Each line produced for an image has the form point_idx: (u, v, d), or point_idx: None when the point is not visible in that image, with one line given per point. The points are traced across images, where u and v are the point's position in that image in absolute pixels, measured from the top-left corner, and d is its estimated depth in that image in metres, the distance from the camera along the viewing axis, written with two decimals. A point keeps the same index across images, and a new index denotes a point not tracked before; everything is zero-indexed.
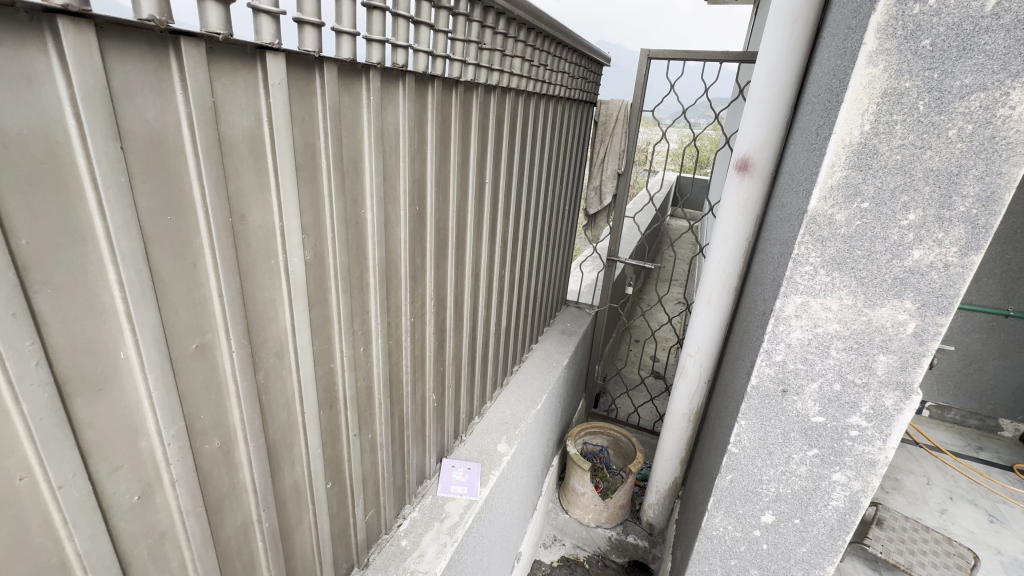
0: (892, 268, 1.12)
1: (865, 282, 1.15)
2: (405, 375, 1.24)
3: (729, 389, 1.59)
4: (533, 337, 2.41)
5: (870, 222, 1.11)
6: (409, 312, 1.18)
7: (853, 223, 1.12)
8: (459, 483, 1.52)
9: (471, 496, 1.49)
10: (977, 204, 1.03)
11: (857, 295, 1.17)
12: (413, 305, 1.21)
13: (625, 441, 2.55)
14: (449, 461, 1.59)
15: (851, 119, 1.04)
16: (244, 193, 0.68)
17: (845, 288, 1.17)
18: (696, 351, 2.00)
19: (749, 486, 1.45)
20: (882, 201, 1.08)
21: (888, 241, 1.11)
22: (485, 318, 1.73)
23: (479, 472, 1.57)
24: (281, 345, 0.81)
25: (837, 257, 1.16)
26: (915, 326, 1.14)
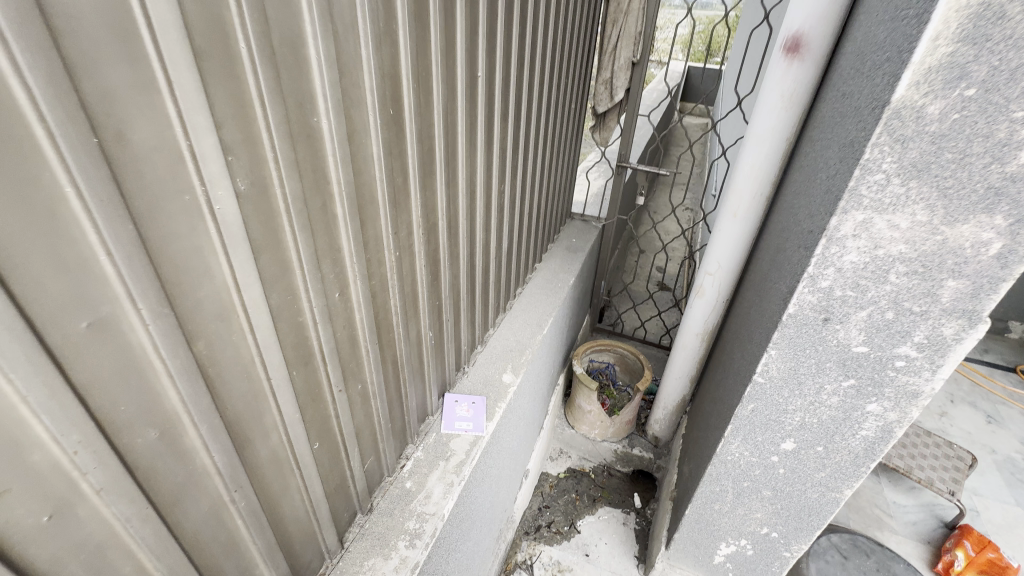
0: (988, 175, 0.90)
1: (949, 193, 0.94)
2: (395, 316, 1.08)
3: (755, 314, 1.44)
4: (537, 256, 2.22)
5: (972, 115, 0.86)
6: (393, 246, 0.98)
7: (948, 117, 0.88)
8: (464, 419, 1.44)
9: (477, 432, 1.41)
10: None
11: (935, 210, 0.96)
12: (397, 237, 1.00)
13: (632, 358, 2.48)
14: (452, 395, 1.49)
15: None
16: (114, 98, 0.45)
17: (921, 201, 0.96)
18: (717, 270, 1.83)
19: (772, 415, 1.36)
20: (996, 86, 0.83)
21: (991, 140, 0.87)
22: (484, 243, 1.53)
23: (484, 406, 1.49)
24: (223, 305, 0.63)
25: (919, 162, 0.93)
26: (1002, 246, 0.94)
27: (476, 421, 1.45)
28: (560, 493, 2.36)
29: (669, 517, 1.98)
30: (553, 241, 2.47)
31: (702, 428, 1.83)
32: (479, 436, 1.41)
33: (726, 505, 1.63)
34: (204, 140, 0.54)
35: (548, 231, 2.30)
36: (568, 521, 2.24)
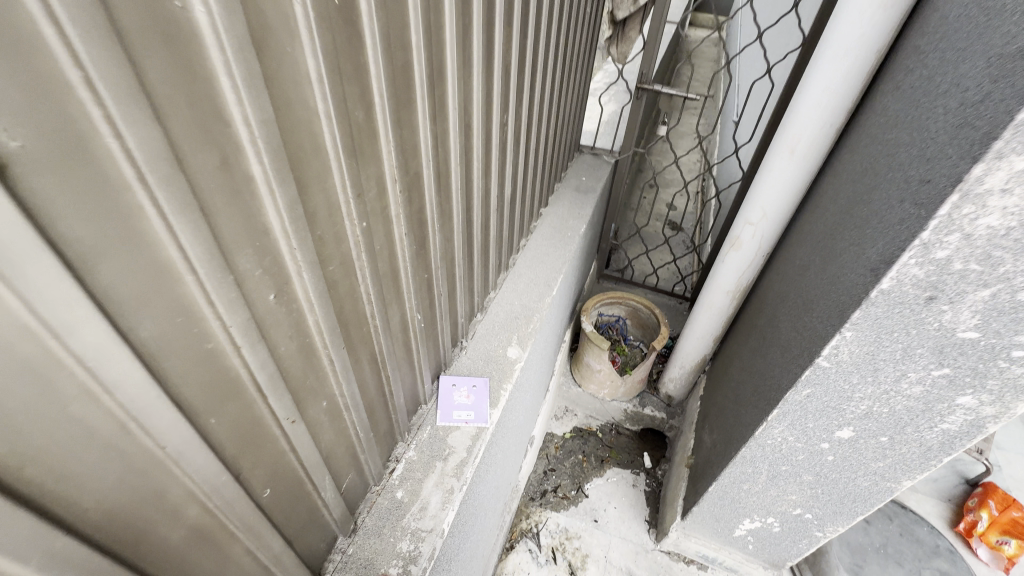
0: None
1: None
2: (369, 305, 0.80)
3: (820, 280, 1.17)
4: (542, 200, 1.90)
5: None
6: (357, 213, 0.68)
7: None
8: (464, 407, 1.20)
9: (480, 423, 1.18)
10: None
11: None
12: (364, 199, 0.70)
13: (645, 312, 2.24)
14: (448, 379, 1.25)
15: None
16: None
17: None
18: (761, 219, 1.53)
19: (830, 402, 1.14)
20: None
21: None
22: (484, 192, 1.21)
23: (487, 390, 1.26)
24: (29, 364, 0.35)
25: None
26: None
27: (478, 410, 1.21)
28: (567, 455, 2.23)
29: (685, 486, 1.85)
30: (560, 180, 2.13)
31: (730, 398, 1.63)
32: (482, 427, 1.19)
33: (756, 485, 1.47)
34: None
35: (555, 168, 1.96)
36: (575, 485, 2.11)
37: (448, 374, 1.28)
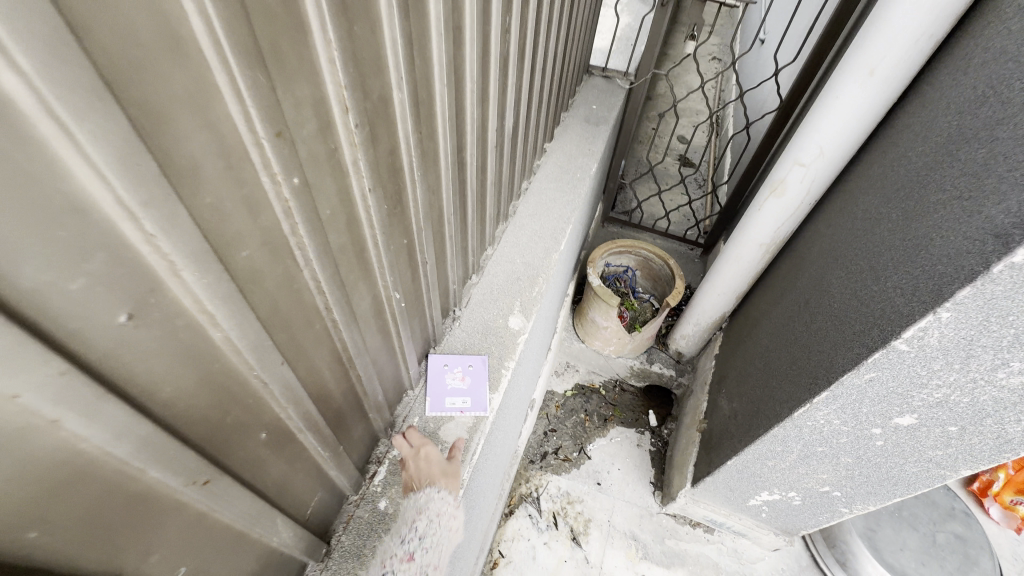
0: None
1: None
2: (322, 296, 0.56)
3: (903, 242, 0.94)
4: (547, 134, 1.60)
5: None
6: (284, 166, 0.42)
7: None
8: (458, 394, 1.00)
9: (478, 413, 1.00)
10: None
11: None
12: (296, 142, 0.44)
13: (658, 263, 2.02)
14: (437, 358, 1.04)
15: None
16: None
17: None
18: (815, 159, 1.26)
19: (896, 389, 0.96)
20: None
21: None
22: (480, 125, 0.92)
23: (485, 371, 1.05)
24: None
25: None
26: None
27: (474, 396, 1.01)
28: (568, 414, 2.09)
29: (696, 452, 1.73)
30: (567, 109, 1.81)
31: (756, 366, 1.45)
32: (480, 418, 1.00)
33: (783, 463, 1.33)
34: None
35: (563, 94, 1.63)
36: (577, 446, 2.00)
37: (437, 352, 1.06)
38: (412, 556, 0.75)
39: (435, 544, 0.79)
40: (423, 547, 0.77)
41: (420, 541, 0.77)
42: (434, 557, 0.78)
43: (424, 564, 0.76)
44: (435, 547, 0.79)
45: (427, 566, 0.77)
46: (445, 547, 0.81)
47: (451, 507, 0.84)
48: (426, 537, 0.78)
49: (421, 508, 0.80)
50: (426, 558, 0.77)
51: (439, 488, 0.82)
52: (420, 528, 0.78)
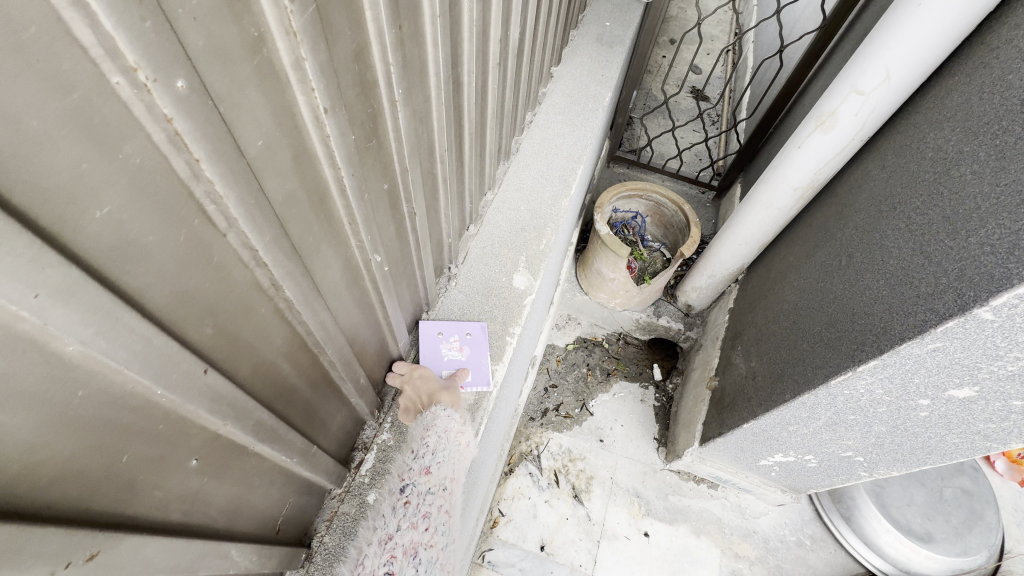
0: None
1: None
2: (265, 273, 0.39)
3: (992, 187, 0.78)
4: (554, 57, 1.36)
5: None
6: (162, 64, 0.24)
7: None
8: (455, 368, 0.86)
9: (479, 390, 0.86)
10: None
11: None
12: (184, 24, 0.25)
13: (671, 209, 1.84)
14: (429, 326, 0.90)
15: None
16: None
17: None
18: (879, 86, 1.07)
19: (962, 361, 0.83)
20: None
21: None
22: (480, 34, 0.71)
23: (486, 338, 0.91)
24: None
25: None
26: None
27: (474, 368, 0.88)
28: (569, 369, 1.99)
29: (706, 411, 1.64)
30: (576, 27, 1.55)
31: (782, 325, 1.33)
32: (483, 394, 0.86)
33: (806, 428, 1.23)
34: None
35: (574, 6, 1.37)
36: (579, 402, 1.91)
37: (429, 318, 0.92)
38: (429, 469, 0.70)
39: (452, 458, 0.73)
40: (439, 462, 0.71)
41: (435, 456, 0.71)
42: (452, 470, 0.73)
43: (443, 478, 0.71)
44: (452, 461, 0.73)
45: (445, 480, 0.71)
46: (462, 462, 0.76)
47: (462, 423, 0.77)
48: (442, 452, 0.72)
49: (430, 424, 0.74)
50: (444, 472, 0.71)
51: (442, 403, 0.76)
52: (433, 443, 0.72)
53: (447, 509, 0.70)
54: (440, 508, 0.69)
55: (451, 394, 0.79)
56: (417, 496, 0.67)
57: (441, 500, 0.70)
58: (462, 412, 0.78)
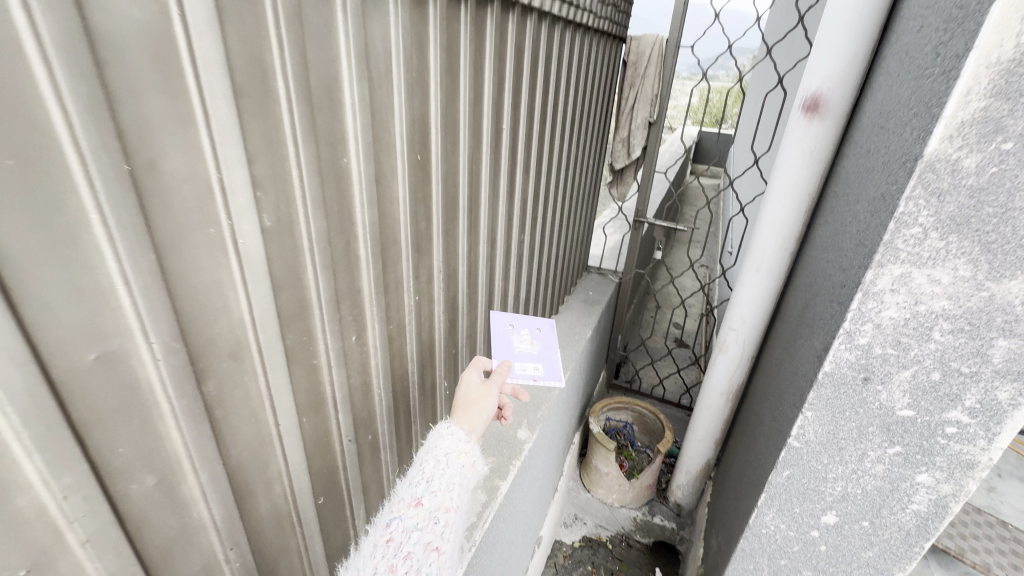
0: None
1: (992, 244, 0.90)
2: (411, 364, 1.03)
3: (786, 372, 1.38)
4: (553, 309, 2.22)
5: (1011, 167, 0.84)
6: (412, 289, 0.96)
7: (985, 170, 0.86)
8: (530, 358, 1.25)
9: (547, 377, 1.23)
10: None
11: (979, 265, 0.92)
12: (418, 280, 0.99)
13: (651, 418, 2.39)
14: (507, 319, 1.31)
15: (1002, 25, 0.76)
16: (149, 128, 0.45)
17: (963, 255, 0.92)
18: (741, 324, 1.77)
19: (810, 484, 1.26)
20: None
21: None
22: (504, 291, 1.51)
23: (551, 336, 1.35)
24: (239, 344, 0.60)
25: (959, 215, 0.90)
26: None
27: (543, 361, 1.27)
28: (575, 565, 2.18)
29: None
30: (570, 294, 2.46)
31: (730, 496, 1.70)
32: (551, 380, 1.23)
33: None
34: (240, 192, 0.55)
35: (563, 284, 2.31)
36: None
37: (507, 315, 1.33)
38: (420, 501, 0.75)
39: (446, 490, 0.77)
40: (430, 494, 0.75)
41: (427, 487, 0.76)
42: (445, 500, 0.76)
43: (433, 512, 0.75)
44: (446, 492, 0.77)
45: (437, 514, 0.75)
46: (460, 489, 0.79)
47: (465, 443, 0.84)
48: (435, 483, 0.77)
49: (428, 452, 0.81)
50: (435, 506, 0.75)
51: (447, 423, 0.86)
52: (428, 473, 0.78)
53: (436, 545, 0.73)
54: (427, 545, 0.72)
55: (465, 413, 0.92)
56: (401, 532, 0.71)
57: (430, 536, 0.73)
58: (465, 433, 0.85)
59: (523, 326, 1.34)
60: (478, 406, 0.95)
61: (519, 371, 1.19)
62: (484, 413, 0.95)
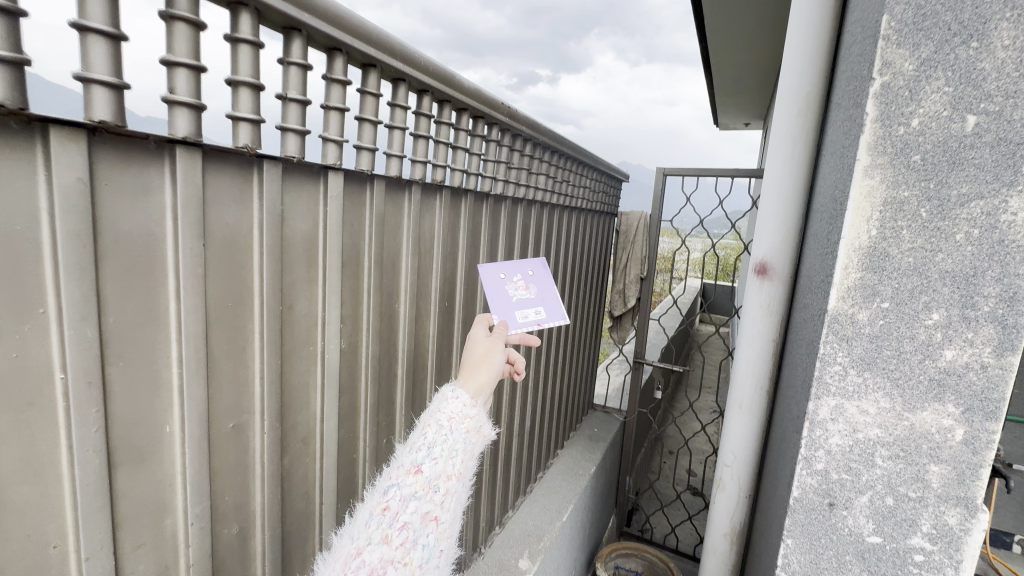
0: (925, 369, 0.92)
1: (900, 379, 0.94)
2: None
3: (771, 503, 1.48)
4: (557, 443, 2.40)
5: (895, 319, 0.92)
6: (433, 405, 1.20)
7: (876, 322, 0.93)
8: (529, 302, 1.07)
9: (553, 320, 1.07)
10: (1003, 303, 0.85)
11: (894, 398, 0.95)
12: None
13: (661, 567, 2.32)
14: (497, 268, 1.06)
15: (856, 220, 0.92)
16: (294, 285, 0.76)
17: (879, 390, 0.96)
18: (734, 460, 1.80)
19: None
20: (903, 301, 0.91)
21: (917, 341, 0.91)
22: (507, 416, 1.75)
23: (547, 276, 1.14)
24: (310, 431, 0.84)
25: (868, 354, 0.95)
26: (964, 432, 0.91)
27: (543, 304, 1.10)
28: None
29: None
30: (575, 430, 2.63)
31: None
32: (556, 322, 1.08)
33: None
34: (333, 324, 0.84)
35: (567, 420, 2.52)
36: None
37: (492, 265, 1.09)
38: (419, 468, 0.60)
39: (449, 456, 0.62)
40: (431, 460, 0.61)
41: (428, 453, 0.61)
42: (449, 468, 0.61)
43: (434, 480, 0.60)
44: (449, 459, 0.62)
45: (438, 482, 0.60)
46: (466, 455, 0.64)
47: (472, 406, 0.68)
48: (437, 449, 0.62)
49: (431, 414, 0.65)
50: (436, 474, 0.60)
51: (453, 384, 0.70)
52: (430, 437, 0.63)
53: (437, 516, 0.59)
54: (424, 516, 0.58)
55: (472, 372, 0.76)
56: (399, 501, 0.58)
57: (429, 506, 0.59)
58: (472, 397, 0.69)
59: (514, 272, 1.10)
60: (485, 364, 0.79)
61: (521, 321, 1.03)
62: (493, 370, 0.79)
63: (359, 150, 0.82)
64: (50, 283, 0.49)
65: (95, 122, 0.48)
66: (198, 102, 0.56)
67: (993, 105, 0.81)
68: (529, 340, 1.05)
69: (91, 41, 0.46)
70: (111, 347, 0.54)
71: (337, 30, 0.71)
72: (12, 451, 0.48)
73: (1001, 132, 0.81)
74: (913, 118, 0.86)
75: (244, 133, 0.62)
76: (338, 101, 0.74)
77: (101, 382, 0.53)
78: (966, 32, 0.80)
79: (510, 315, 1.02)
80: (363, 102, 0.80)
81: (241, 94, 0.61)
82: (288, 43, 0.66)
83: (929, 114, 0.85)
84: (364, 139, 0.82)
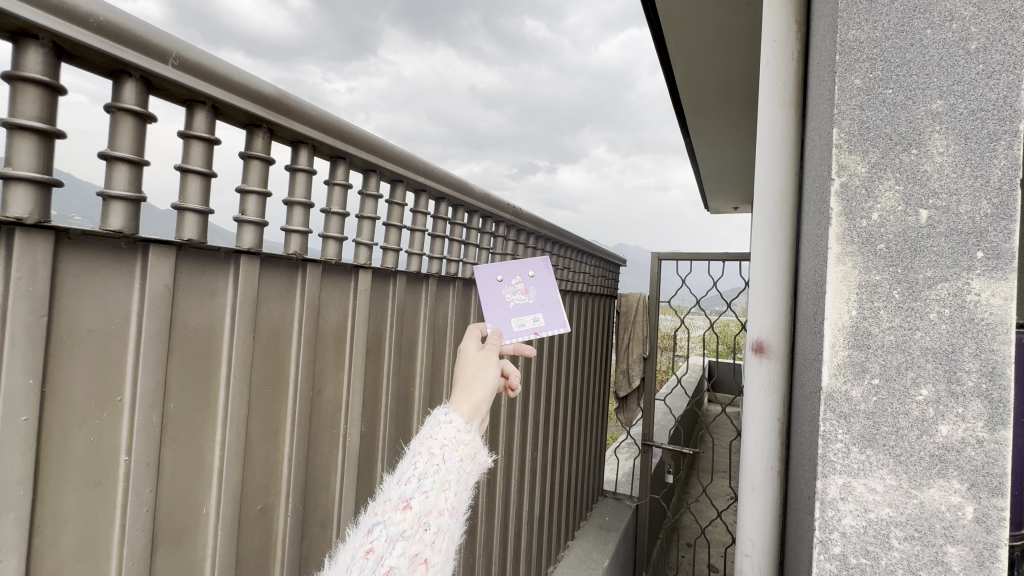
0: (923, 446, 0.80)
1: (903, 456, 0.81)
2: None
3: None
4: (567, 533, 2.30)
5: (887, 398, 0.82)
6: None
7: (871, 398, 0.83)
8: (526, 309, 1.09)
9: (550, 328, 1.08)
10: (984, 378, 0.76)
11: (900, 474, 0.81)
12: None
13: None
14: (495, 271, 1.10)
15: (834, 303, 0.85)
16: (324, 372, 0.84)
17: (886, 468, 0.82)
18: (752, 551, 1.49)
19: None
20: (893, 378, 0.81)
21: (912, 418, 0.80)
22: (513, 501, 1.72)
23: (548, 276, 1.14)
24: (328, 514, 0.87)
25: (868, 432, 0.83)
26: (974, 510, 0.77)
27: (542, 309, 1.11)
28: None
29: None
30: (584, 518, 2.53)
31: None
32: (555, 330, 1.09)
33: None
34: (354, 407, 0.90)
35: (577, 508, 2.44)
36: None
37: (491, 266, 1.13)
38: (408, 503, 0.62)
39: (440, 490, 0.65)
40: (421, 495, 0.63)
41: (418, 486, 0.64)
42: (439, 503, 0.64)
43: (424, 517, 0.62)
44: (440, 493, 0.65)
45: (428, 518, 0.62)
46: (457, 489, 0.67)
47: (465, 433, 0.72)
48: (428, 482, 0.64)
49: (422, 443, 0.69)
50: (426, 509, 0.62)
51: (445, 409, 0.74)
52: (420, 468, 0.66)
53: (426, 559, 0.60)
54: (413, 559, 0.59)
55: (465, 394, 0.79)
56: (384, 543, 0.58)
57: (418, 546, 0.60)
58: (466, 422, 0.73)
59: (514, 275, 1.13)
60: (479, 381, 0.83)
61: (516, 329, 1.07)
62: (489, 386, 0.83)
63: (384, 250, 0.94)
64: (128, 372, 0.56)
65: (182, 239, 0.59)
66: (261, 219, 0.68)
67: (943, 201, 0.79)
68: (524, 349, 1.07)
69: (189, 179, 0.59)
70: (168, 429, 0.61)
71: (374, 156, 0.86)
72: (74, 528, 0.53)
73: (956, 222, 0.78)
74: (873, 213, 0.83)
75: (294, 242, 0.74)
76: (370, 212, 0.87)
77: (156, 463, 0.59)
78: (904, 138, 0.82)
79: (505, 324, 1.07)
80: (389, 210, 0.94)
81: (294, 212, 0.73)
82: (333, 168, 0.80)
83: (886, 210, 0.82)
84: (389, 240, 0.95)
